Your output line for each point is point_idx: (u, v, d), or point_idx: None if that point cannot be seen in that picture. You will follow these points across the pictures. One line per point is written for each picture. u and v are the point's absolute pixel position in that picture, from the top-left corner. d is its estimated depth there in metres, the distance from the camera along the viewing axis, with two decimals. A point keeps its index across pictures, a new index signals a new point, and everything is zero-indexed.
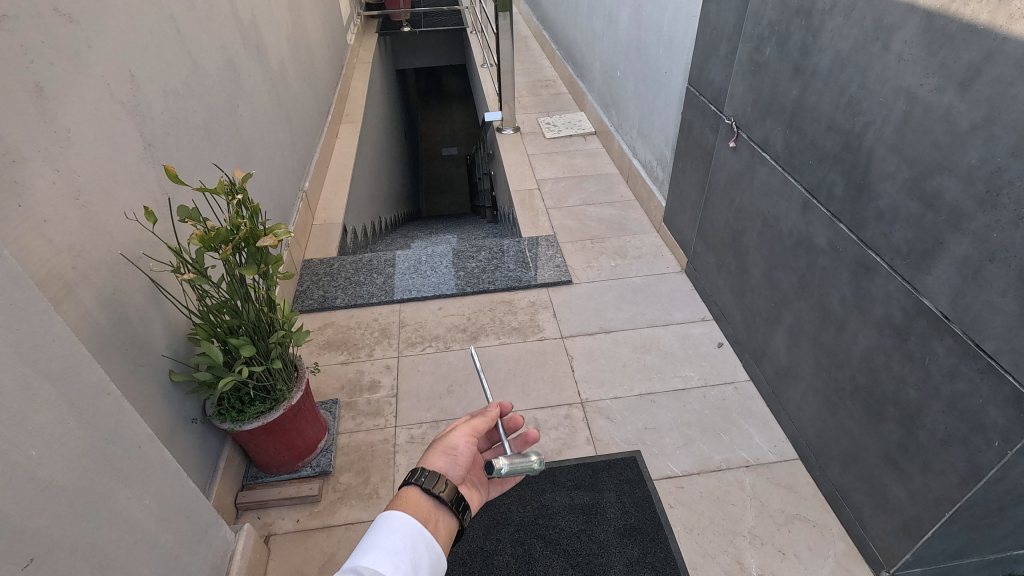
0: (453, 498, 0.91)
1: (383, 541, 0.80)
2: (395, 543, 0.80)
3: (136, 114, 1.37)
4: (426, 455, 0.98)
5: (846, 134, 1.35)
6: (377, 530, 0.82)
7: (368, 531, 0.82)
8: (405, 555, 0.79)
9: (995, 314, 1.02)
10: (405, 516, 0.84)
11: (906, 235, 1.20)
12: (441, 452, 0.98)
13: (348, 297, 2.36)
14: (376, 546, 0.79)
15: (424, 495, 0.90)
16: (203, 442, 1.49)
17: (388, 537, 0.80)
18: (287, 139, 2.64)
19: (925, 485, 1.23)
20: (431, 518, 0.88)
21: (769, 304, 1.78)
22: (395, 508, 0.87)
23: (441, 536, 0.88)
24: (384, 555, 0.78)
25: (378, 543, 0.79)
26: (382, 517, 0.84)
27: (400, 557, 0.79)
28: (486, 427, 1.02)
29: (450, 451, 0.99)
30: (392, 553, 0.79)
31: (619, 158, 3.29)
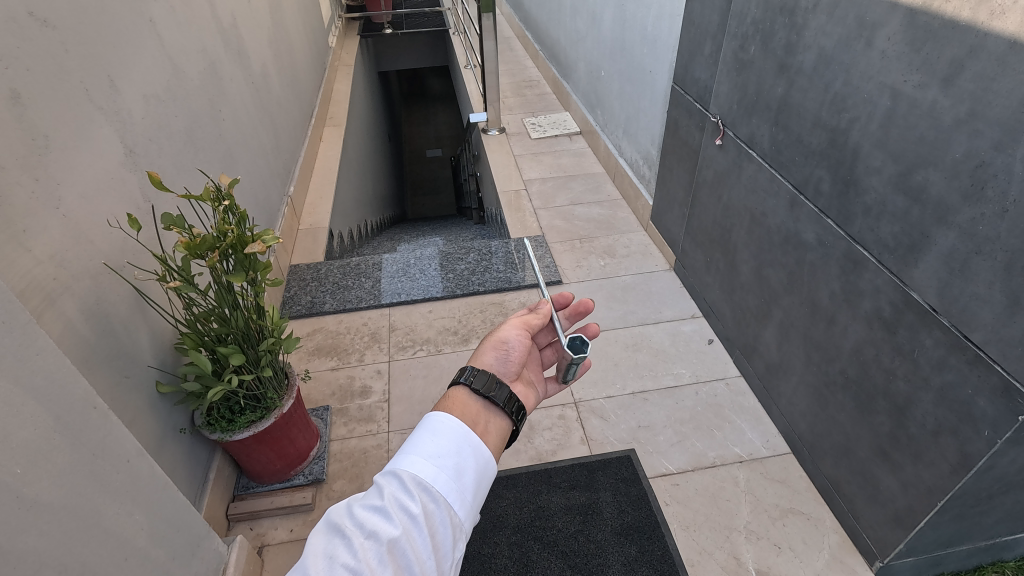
0: (506, 400, 0.90)
1: (428, 446, 0.78)
2: (441, 447, 0.78)
3: (117, 119, 1.34)
4: (476, 351, 1.00)
5: (832, 130, 1.36)
6: (426, 429, 0.80)
7: (417, 427, 0.81)
8: (449, 460, 0.77)
9: (982, 305, 1.03)
10: (452, 417, 0.82)
11: (893, 229, 1.22)
12: (491, 347, 1.01)
13: (337, 301, 2.33)
14: (419, 449, 0.77)
15: (472, 396, 0.89)
16: (193, 453, 1.46)
17: (433, 441, 0.78)
18: (271, 143, 2.60)
19: (916, 476, 1.25)
20: (480, 420, 0.87)
21: (758, 301, 1.80)
22: (442, 411, 0.85)
23: (489, 439, 0.86)
24: (427, 460, 0.76)
25: (422, 445, 0.78)
26: (430, 416, 0.82)
27: (444, 461, 0.77)
28: (539, 323, 1.07)
29: (502, 346, 1.02)
30: (436, 457, 0.77)
31: (605, 158, 3.30)
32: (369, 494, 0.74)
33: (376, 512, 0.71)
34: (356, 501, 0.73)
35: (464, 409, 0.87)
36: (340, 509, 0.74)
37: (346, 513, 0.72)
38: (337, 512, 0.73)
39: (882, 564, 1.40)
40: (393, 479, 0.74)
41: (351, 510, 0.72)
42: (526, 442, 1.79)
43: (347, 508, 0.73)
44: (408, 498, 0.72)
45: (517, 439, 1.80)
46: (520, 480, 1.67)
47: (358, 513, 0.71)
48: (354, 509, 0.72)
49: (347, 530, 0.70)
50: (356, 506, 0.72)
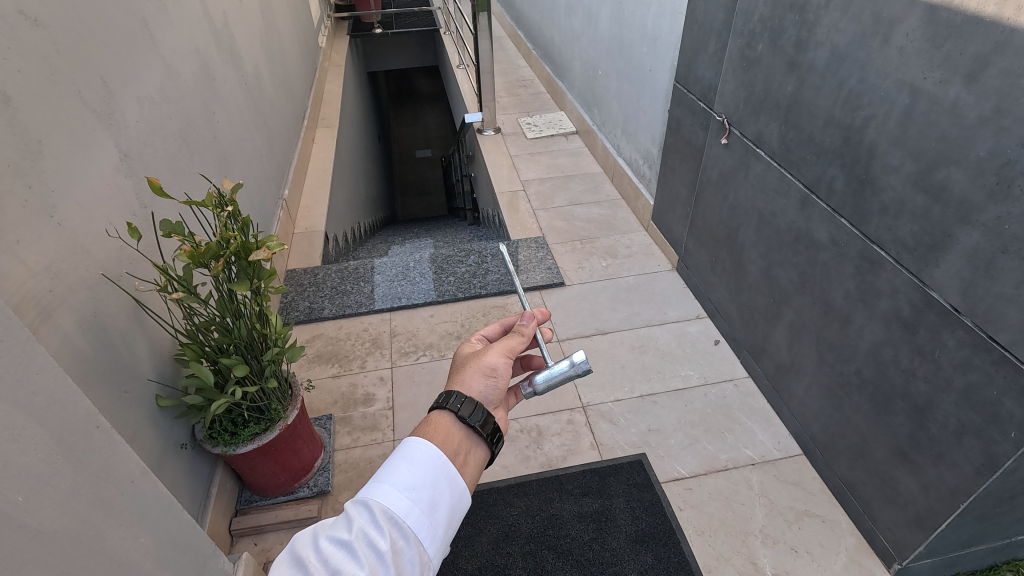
0: (489, 429, 0.84)
1: (402, 476, 0.73)
2: (416, 478, 0.73)
3: (111, 123, 1.29)
4: (459, 375, 0.93)
5: (846, 128, 1.35)
6: (401, 455, 0.75)
7: (393, 452, 0.76)
8: (424, 493, 0.72)
9: (1009, 305, 1.02)
10: (433, 447, 0.77)
11: (912, 228, 1.20)
12: (479, 372, 0.94)
13: (336, 307, 2.28)
14: (393, 478, 0.72)
15: (457, 424, 0.83)
16: (194, 468, 1.41)
17: (409, 471, 0.73)
18: (264, 145, 2.54)
19: (938, 477, 1.23)
20: (461, 451, 0.80)
21: (768, 301, 1.78)
22: (422, 438, 0.79)
23: (468, 470, 0.80)
24: (399, 491, 0.71)
25: (397, 474, 0.73)
26: (409, 441, 0.77)
27: (418, 494, 0.72)
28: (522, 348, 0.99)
29: (489, 372, 0.94)
30: (410, 489, 0.72)
31: (602, 157, 3.28)
32: (337, 524, 0.70)
33: (341, 547, 0.67)
34: (322, 532, 0.69)
35: (444, 440, 0.80)
36: (305, 538, 0.70)
37: (310, 546, 0.68)
38: (301, 542, 0.69)
39: (901, 566, 1.39)
40: (362, 510, 0.70)
41: (317, 542, 0.68)
42: (535, 448, 1.76)
43: (312, 539, 0.69)
44: (377, 533, 0.68)
45: (526, 445, 1.77)
46: (531, 488, 1.64)
47: (323, 547, 0.67)
48: (319, 542, 0.68)
49: (311, 566, 0.66)
50: (323, 538, 0.68)
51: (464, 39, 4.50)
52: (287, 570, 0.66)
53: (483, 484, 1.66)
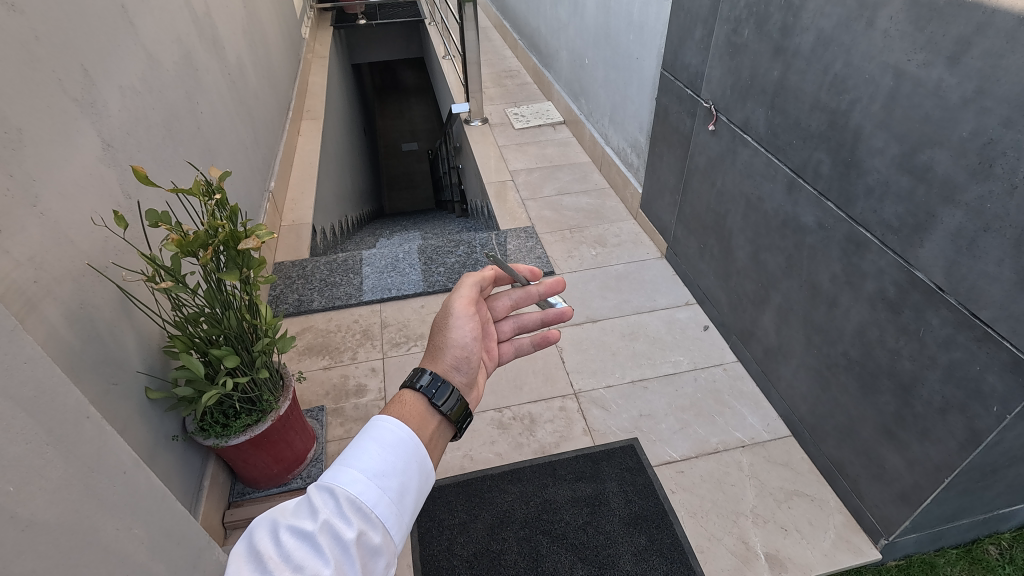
0: (460, 415, 0.84)
1: (372, 462, 0.71)
2: (385, 464, 0.71)
3: (93, 112, 1.26)
4: (431, 357, 0.90)
5: (831, 112, 1.36)
6: (370, 438, 0.73)
7: (361, 433, 0.74)
8: (393, 480, 0.71)
9: (991, 283, 1.04)
10: (407, 428, 0.76)
11: (897, 209, 1.22)
12: (449, 354, 0.91)
13: (325, 299, 2.27)
14: (361, 464, 0.70)
15: (431, 410, 0.82)
16: (186, 461, 1.40)
17: (378, 456, 0.71)
18: (249, 136, 2.51)
19: (924, 454, 1.26)
20: (433, 437, 0.81)
21: (756, 286, 1.80)
22: (396, 419, 0.78)
23: (436, 452, 0.81)
24: (368, 479, 0.69)
25: (365, 459, 0.71)
26: (379, 420, 0.76)
27: (387, 481, 0.70)
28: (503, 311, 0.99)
29: (461, 352, 0.92)
30: (380, 476, 0.70)
31: (590, 147, 3.28)
32: (298, 515, 0.68)
33: (303, 541, 0.65)
34: (282, 525, 0.67)
35: (421, 425, 0.79)
36: (264, 528, 0.68)
37: (269, 540, 0.66)
38: (259, 535, 0.67)
39: (887, 541, 1.42)
40: (326, 499, 0.68)
41: (278, 534, 0.66)
42: (528, 435, 1.77)
43: (271, 531, 0.67)
44: (344, 524, 0.66)
45: (519, 433, 1.78)
46: (524, 474, 1.65)
47: (285, 541, 0.65)
48: (281, 534, 0.66)
49: (270, 561, 0.64)
50: (284, 530, 0.66)
51: (450, 29, 4.47)
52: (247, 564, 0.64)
53: (477, 472, 1.66)
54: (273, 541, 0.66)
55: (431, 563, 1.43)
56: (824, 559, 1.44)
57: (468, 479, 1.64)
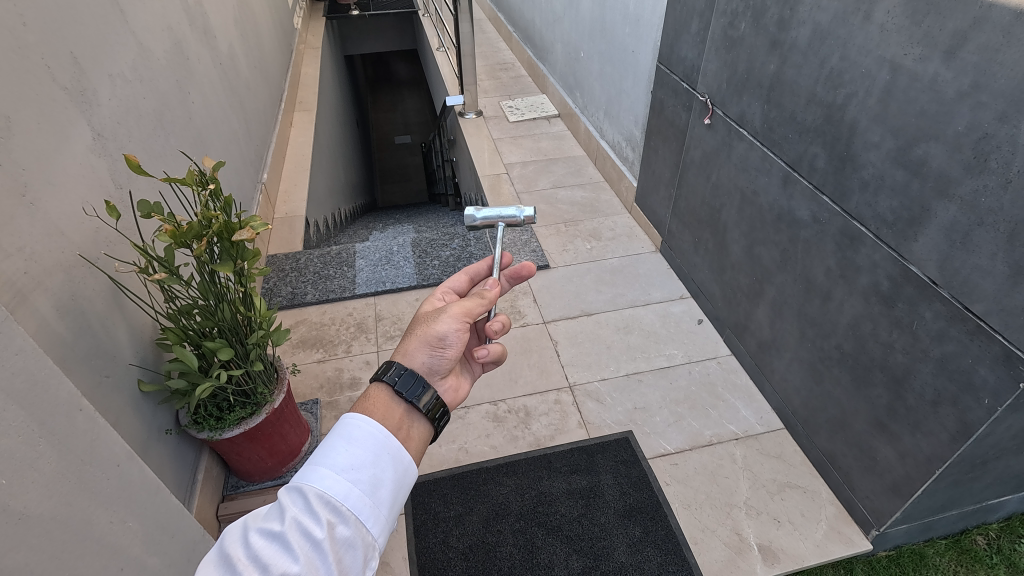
0: (429, 405, 0.82)
1: (341, 457, 0.71)
2: (356, 457, 0.71)
3: (83, 101, 1.24)
4: (405, 343, 0.87)
5: (827, 106, 1.36)
6: (340, 434, 0.73)
7: (331, 430, 0.74)
8: (365, 473, 0.71)
9: (985, 276, 1.05)
10: (369, 419, 0.75)
11: (891, 203, 1.23)
12: (424, 343, 0.88)
13: (319, 292, 2.26)
14: (331, 460, 0.70)
15: (396, 399, 0.80)
16: (180, 454, 1.39)
17: (348, 451, 0.71)
18: (241, 127, 2.48)
19: (915, 446, 1.27)
20: (403, 426, 0.79)
21: (750, 280, 1.81)
22: (364, 413, 0.77)
23: (412, 444, 0.80)
24: (336, 473, 0.69)
25: (334, 454, 0.71)
26: (348, 416, 0.76)
27: (359, 475, 0.70)
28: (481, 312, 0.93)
29: (436, 345, 0.88)
30: (350, 470, 0.70)
31: (585, 141, 3.27)
32: (268, 516, 0.68)
33: (272, 540, 0.66)
34: (251, 527, 0.67)
35: (385, 416, 0.78)
36: (236, 532, 0.69)
37: (238, 544, 0.66)
38: (230, 539, 0.67)
39: (878, 532, 1.44)
40: (295, 497, 0.68)
41: (248, 536, 0.67)
42: (523, 428, 1.77)
43: (243, 534, 0.68)
44: (313, 521, 0.66)
45: (514, 426, 1.78)
46: (520, 467, 1.65)
47: (254, 542, 0.65)
48: (250, 536, 0.66)
49: (240, 563, 0.64)
50: (253, 531, 0.67)
51: (444, 21, 4.43)
52: (218, 567, 0.65)
53: (473, 465, 1.66)
54: (242, 544, 0.66)
55: (426, 555, 1.44)
56: (816, 550, 1.45)
57: (464, 471, 1.64)
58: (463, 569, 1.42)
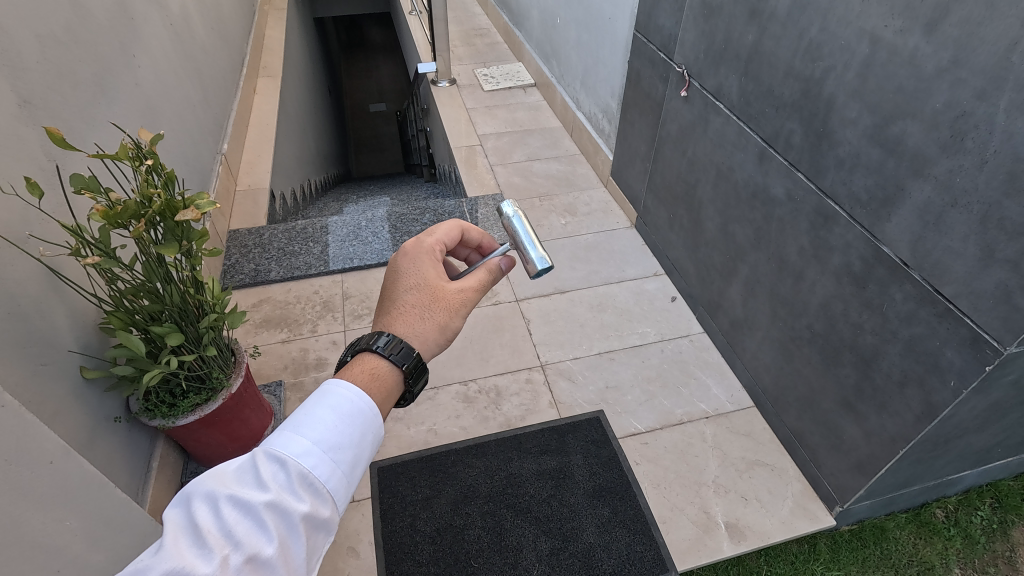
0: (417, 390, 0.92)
1: (325, 434, 0.72)
2: (340, 436, 0.73)
3: (5, 65, 1.13)
4: (423, 334, 0.92)
5: (805, 80, 1.32)
6: (324, 409, 0.74)
7: (318, 401, 0.74)
8: (346, 454, 0.73)
9: (955, 259, 1.03)
10: (364, 401, 0.77)
11: (866, 182, 1.20)
12: (437, 336, 0.95)
13: (283, 269, 2.17)
14: (316, 436, 0.71)
15: (399, 386, 0.86)
16: (131, 442, 1.33)
17: (334, 428, 0.73)
18: (197, 94, 2.34)
19: (880, 425, 1.27)
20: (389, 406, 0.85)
21: (724, 258, 1.79)
22: (353, 385, 0.79)
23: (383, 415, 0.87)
24: (321, 453, 0.70)
25: (318, 431, 0.72)
26: (337, 389, 0.77)
27: (340, 454, 0.72)
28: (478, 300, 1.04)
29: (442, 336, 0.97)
30: (334, 449, 0.72)
31: (561, 111, 3.19)
32: (242, 485, 0.67)
33: (247, 515, 0.65)
34: (224, 495, 0.65)
35: (382, 398, 0.83)
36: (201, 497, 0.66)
37: (208, 513, 0.64)
38: (196, 503, 0.65)
39: (841, 508, 1.46)
40: (276, 470, 0.68)
41: (220, 506, 0.65)
42: (494, 409, 1.74)
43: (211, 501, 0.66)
44: (293, 499, 0.67)
45: (484, 407, 1.75)
46: (489, 449, 1.63)
47: (227, 514, 0.64)
48: (222, 506, 0.65)
49: (210, 535, 0.63)
50: (228, 502, 0.65)
51: None
52: (186, 536, 0.63)
53: (442, 446, 1.63)
54: (210, 513, 0.64)
55: (393, 539, 1.41)
56: (782, 527, 1.47)
57: (433, 454, 1.61)
58: (430, 554, 1.40)
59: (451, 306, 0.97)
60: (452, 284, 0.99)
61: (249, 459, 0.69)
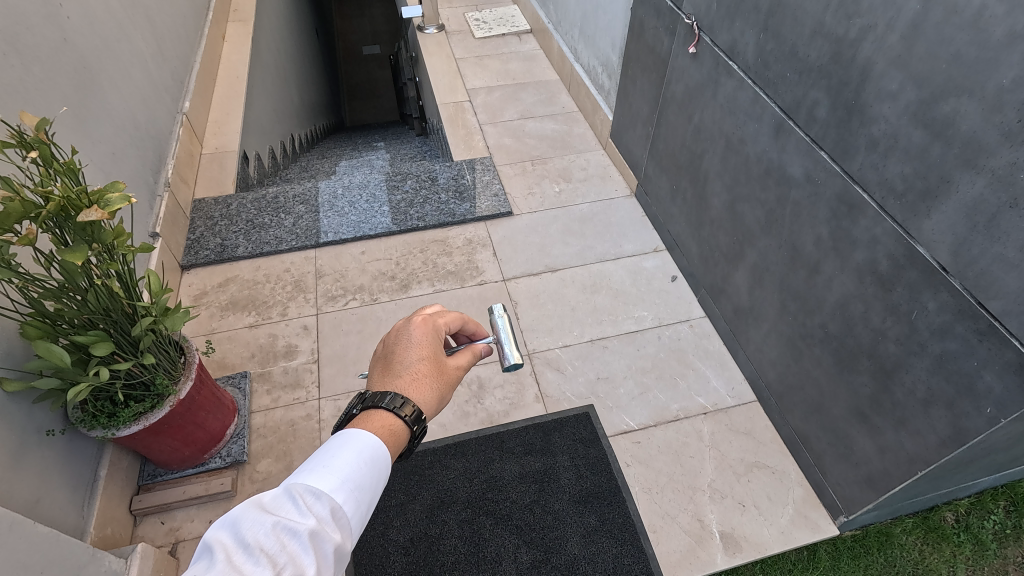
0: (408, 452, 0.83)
1: (352, 472, 0.68)
2: (365, 476, 0.69)
3: None
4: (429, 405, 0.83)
5: (836, 41, 1.11)
6: (346, 448, 0.71)
7: (342, 443, 0.71)
8: (369, 496, 0.69)
9: (1007, 270, 0.86)
10: (385, 447, 0.74)
11: (903, 169, 1.01)
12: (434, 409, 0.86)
13: (252, 244, 2.01)
14: (346, 472, 0.68)
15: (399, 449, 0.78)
16: (70, 453, 1.21)
17: (359, 467, 0.69)
18: (148, 45, 2.09)
19: (897, 443, 1.14)
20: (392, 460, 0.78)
21: (730, 240, 1.61)
22: (370, 433, 0.75)
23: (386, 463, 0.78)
24: (350, 490, 0.67)
25: (347, 468, 0.68)
26: (358, 438, 0.73)
27: (364, 495, 0.68)
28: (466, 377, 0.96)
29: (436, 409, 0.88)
30: (361, 489, 0.68)
31: (558, 62, 2.91)
32: (284, 511, 0.61)
33: (293, 539, 0.59)
34: (269, 518, 0.59)
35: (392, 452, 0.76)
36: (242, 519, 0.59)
37: (256, 532, 0.58)
38: (240, 525, 0.58)
39: (846, 519, 1.35)
40: (313, 500, 0.64)
41: (267, 526, 0.58)
42: (475, 403, 1.62)
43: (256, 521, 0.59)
44: (331, 531, 0.62)
45: (465, 400, 1.62)
46: (468, 448, 1.51)
47: (276, 535, 0.58)
48: (270, 527, 0.59)
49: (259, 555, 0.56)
50: (275, 524, 0.59)
51: None
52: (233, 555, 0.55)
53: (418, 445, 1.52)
54: (255, 535, 0.58)
55: (364, 550, 1.32)
56: (780, 538, 1.37)
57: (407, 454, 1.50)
58: (402, 566, 1.31)
59: (452, 384, 0.88)
60: (452, 360, 0.91)
61: (285, 488, 0.63)
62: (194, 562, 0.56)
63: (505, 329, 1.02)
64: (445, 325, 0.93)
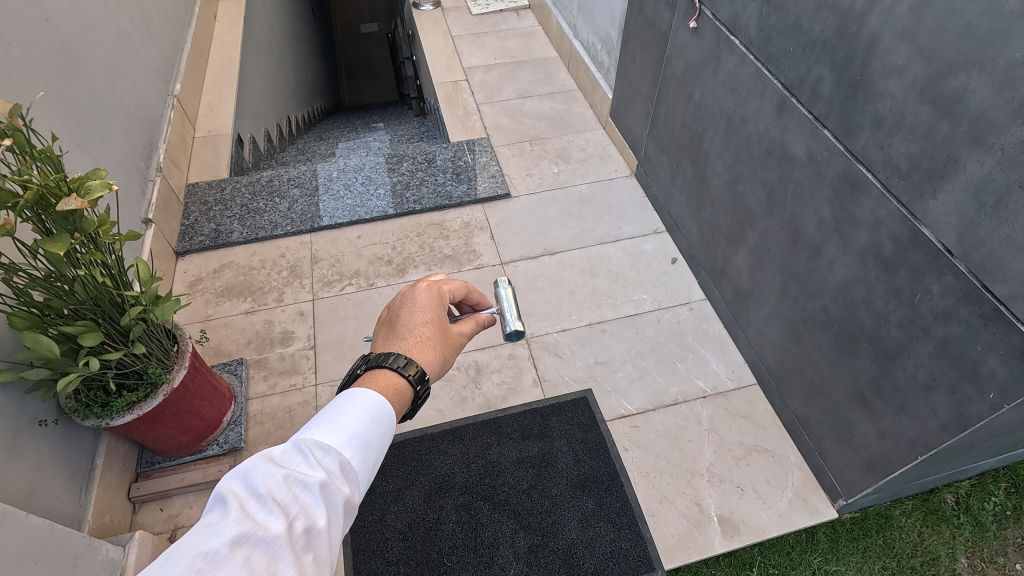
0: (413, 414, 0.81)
1: (359, 428, 0.67)
2: (371, 433, 0.68)
3: None
4: (433, 367, 0.82)
5: (842, 14, 1.06)
6: (351, 406, 0.69)
7: (346, 401, 0.70)
8: (375, 452, 0.67)
9: (1014, 253, 0.83)
10: (389, 404, 0.73)
11: (908, 148, 0.98)
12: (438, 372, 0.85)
13: (247, 229, 1.98)
14: (352, 428, 0.66)
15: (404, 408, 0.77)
16: (66, 443, 1.21)
17: (365, 424, 0.68)
18: (135, 25, 2.04)
19: (898, 427, 1.13)
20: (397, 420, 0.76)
21: (731, 221, 1.58)
22: (373, 391, 0.73)
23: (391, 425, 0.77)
24: (358, 445, 0.65)
25: (353, 424, 0.67)
26: (362, 394, 0.71)
27: (371, 451, 0.67)
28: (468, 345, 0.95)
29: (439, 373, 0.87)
30: (367, 445, 0.66)
31: (557, 39, 2.84)
32: (294, 464, 0.59)
33: (304, 491, 0.57)
34: (280, 470, 0.57)
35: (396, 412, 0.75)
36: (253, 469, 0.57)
37: (268, 482, 0.56)
38: (251, 475, 0.56)
39: (845, 502, 1.34)
40: (322, 454, 0.62)
41: (278, 477, 0.56)
42: (472, 389, 1.61)
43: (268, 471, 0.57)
44: (340, 485, 0.60)
45: (462, 385, 1.61)
46: (466, 433, 1.51)
47: (287, 487, 0.56)
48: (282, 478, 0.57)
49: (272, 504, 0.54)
50: (286, 476, 0.57)
51: None
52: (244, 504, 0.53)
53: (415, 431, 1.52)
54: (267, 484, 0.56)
55: (361, 535, 1.32)
56: (779, 521, 1.37)
57: (404, 440, 1.49)
58: (400, 551, 1.31)
59: (455, 348, 0.87)
60: (455, 326, 0.90)
61: (294, 442, 0.61)
62: (205, 510, 0.53)
63: (507, 299, 0.99)
64: (448, 292, 0.92)
